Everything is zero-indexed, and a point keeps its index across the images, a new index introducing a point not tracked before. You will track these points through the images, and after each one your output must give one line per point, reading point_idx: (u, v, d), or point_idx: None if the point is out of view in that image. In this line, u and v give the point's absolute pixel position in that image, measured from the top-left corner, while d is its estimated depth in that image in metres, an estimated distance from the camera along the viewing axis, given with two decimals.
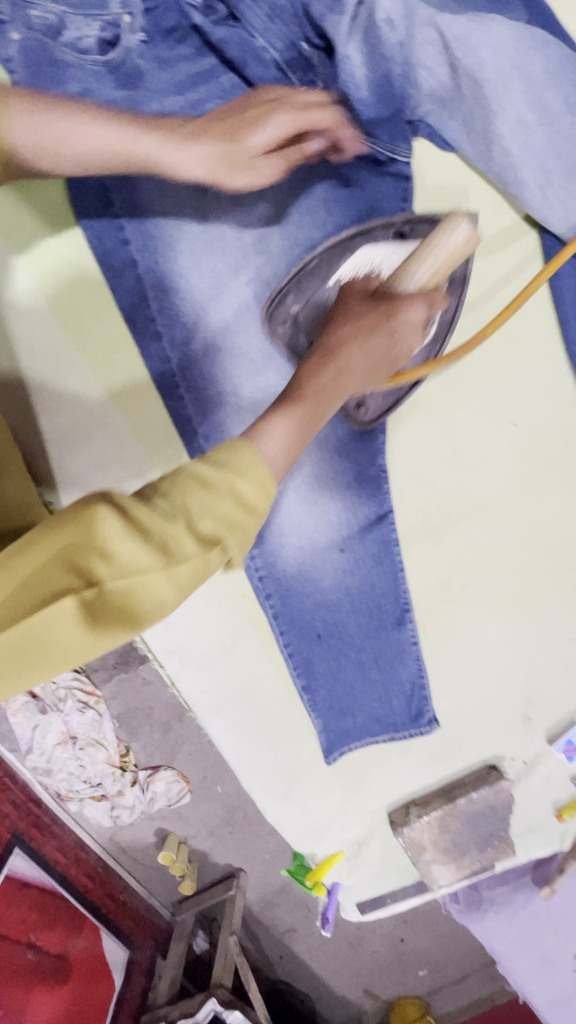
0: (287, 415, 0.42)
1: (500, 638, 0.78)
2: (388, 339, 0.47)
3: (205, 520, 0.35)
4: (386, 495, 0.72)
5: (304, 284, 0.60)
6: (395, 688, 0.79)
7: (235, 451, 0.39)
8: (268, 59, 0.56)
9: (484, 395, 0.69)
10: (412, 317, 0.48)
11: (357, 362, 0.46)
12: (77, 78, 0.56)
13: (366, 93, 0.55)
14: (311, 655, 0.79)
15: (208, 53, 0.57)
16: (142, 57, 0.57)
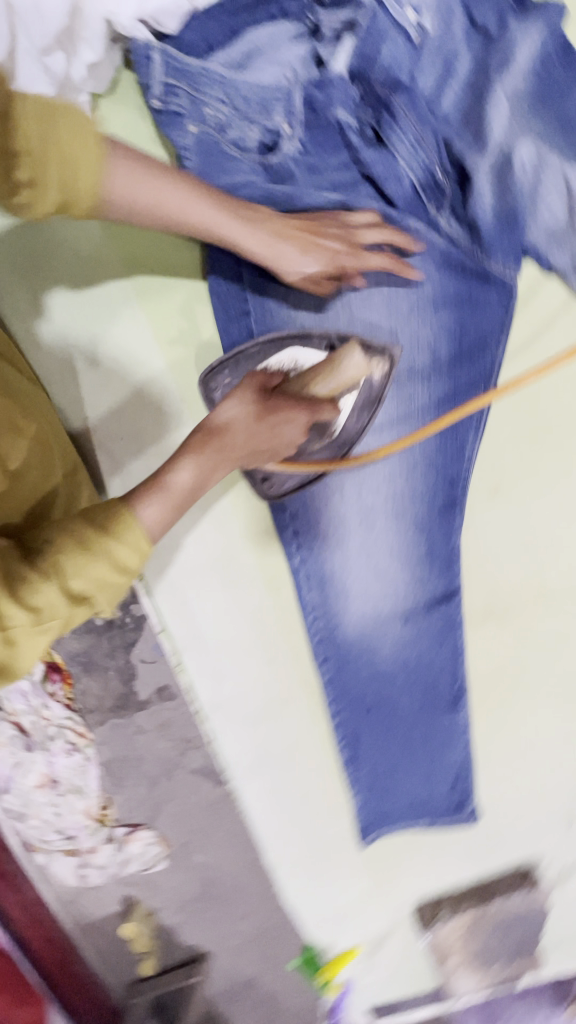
0: (210, 452, 0.55)
1: (553, 732, 0.78)
2: (271, 430, 0.58)
3: (75, 580, 0.48)
4: (456, 573, 0.74)
5: (240, 366, 0.68)
6: (440, 774, 0.79)
7: (115, 516, 0.50)
8: (406, 180, 0.62)
9: (564, 494, 0.71)
10: (294, 419, 0.60)
11: (241, 435, 0.57)
12: (236, 169, 0.63)
13: (490, 220, 0.61)
14: (360, 728, 0.78)
15: (354, 167, 0.63)
16: (295, 163, 0.63)
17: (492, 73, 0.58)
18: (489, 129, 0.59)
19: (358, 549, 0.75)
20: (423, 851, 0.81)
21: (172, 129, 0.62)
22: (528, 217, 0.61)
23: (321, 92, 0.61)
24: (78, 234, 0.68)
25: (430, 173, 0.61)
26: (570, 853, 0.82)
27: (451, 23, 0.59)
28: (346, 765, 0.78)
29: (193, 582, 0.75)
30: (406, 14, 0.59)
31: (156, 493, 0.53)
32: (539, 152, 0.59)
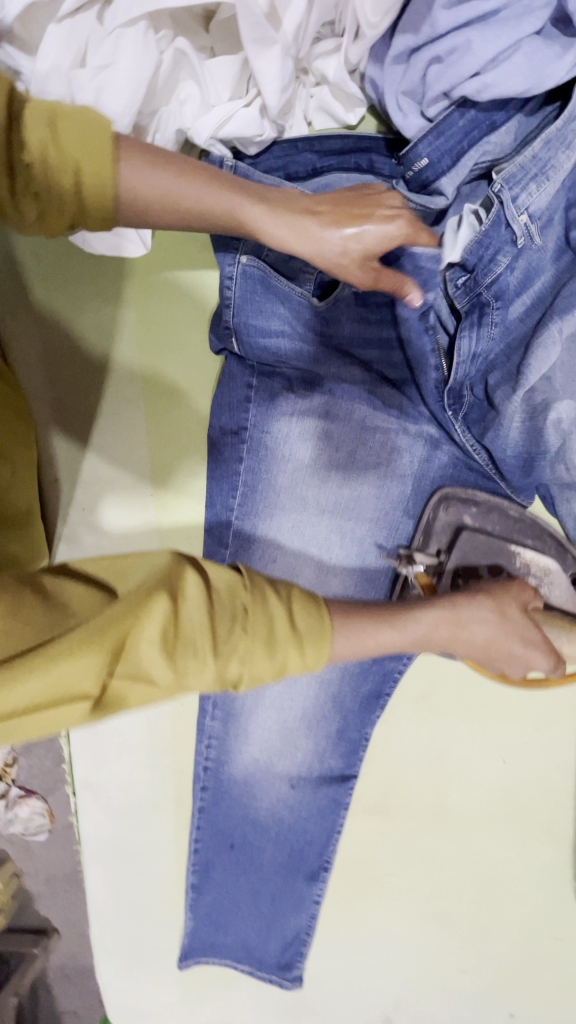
0: (487, 613, 0.55)
1: (401, 936, 0.77)
2: (498, 631, 0.56)
3: (232, 662, 0.44)
4: (357, 761, 0.71)
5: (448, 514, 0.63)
6: (276, 932, 0.78)
7: (303, 617, 0.46)
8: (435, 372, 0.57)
9: (485, 725, 0.70)
10: (542, 654, 0.57)
11: (489, 634, 0.55)
12: (284, 299, 0.60)
13: (510, 454, 0.57)
14: (215, 860, 0.77)
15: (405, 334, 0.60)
16: (345, 307, 0.61)
17: (556, 307, 0.53)
18: (529, 368, 0.54)
19: (269, 698, 0.72)
20: (236, 986, 0.82)
21: (225, 253, 0.60)
22: (544, 463, 0.57)
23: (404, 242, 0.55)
24: (117, 278, 0.70)
25: (460, 384, 0.56)
26: None
27: (546, 234, 0.53)
28: (190, 889, 0.78)
29: None
30: (517, 218, 0.51)
31: (397, 623, 0.52)
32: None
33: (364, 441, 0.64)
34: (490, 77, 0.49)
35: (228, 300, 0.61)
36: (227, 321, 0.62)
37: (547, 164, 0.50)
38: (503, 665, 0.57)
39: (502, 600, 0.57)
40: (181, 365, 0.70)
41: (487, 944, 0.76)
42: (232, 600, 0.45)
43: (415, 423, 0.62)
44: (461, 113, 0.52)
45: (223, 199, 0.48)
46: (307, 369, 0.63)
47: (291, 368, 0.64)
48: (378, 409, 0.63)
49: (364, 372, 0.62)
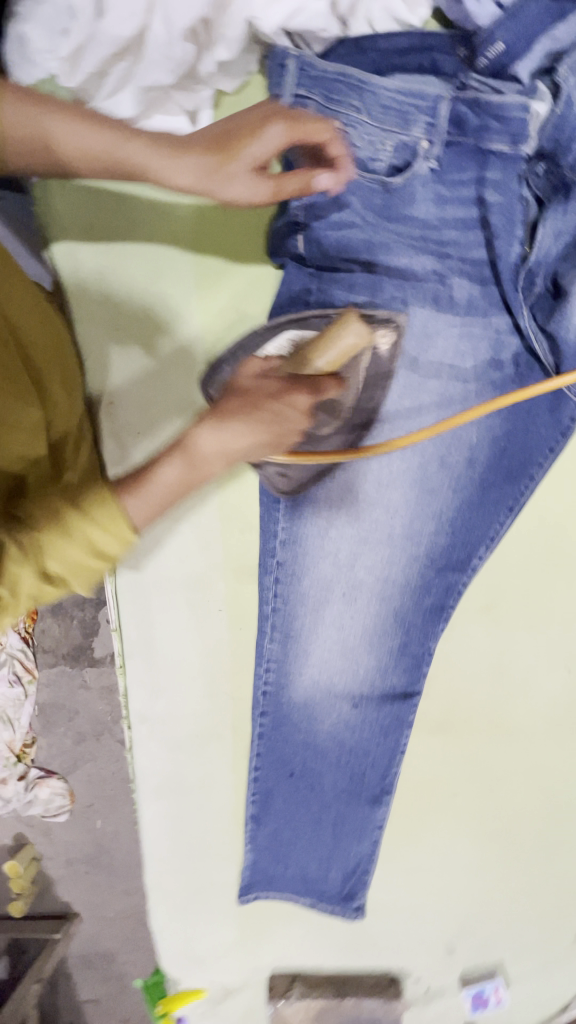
0: (232, 414, 0.49)
1: (464, 858, 0.76)
2: (274, 419, 0.50)
3: (53, 565, 0.46)
4: (421, 677, 0.71)
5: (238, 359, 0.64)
6: (338, 861, 0.77)
7: (103, 500, 0.47)
8: (509, 257, 0.59)
9: (550, 632, 0.69)
10: (303, 394, 0.51)
11: (244, 429, 0.49)
12: (353, 192, 0.60)
13: (572, 340, 0.58)
14: (275, 789, 0.76)
15: (476, 228, 0.60)
16: (423, 189, 0.59)
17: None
18: None
19: (330, 619, 0.71)
20: (295, 923, 0.81)
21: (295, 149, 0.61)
22: None
23: (477, 115, 0.55)
24: (172, 204, 0.70)
25: (534, 265, 0.58)
26: (439, 980, 0.80)
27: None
28: (250, 821, 0.77)
29: (159, 593, 0.75)
30: None
31: (174, 462, 0.49)
32: None
33: (430, 338, 0.63)
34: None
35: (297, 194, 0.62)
36: (297, 217, 0.62)
37: None
38: (292, 438, 0.52)
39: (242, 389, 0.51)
40: (237, 297, 0.71)
41: (553, 863, 0.75)
42: (26, 516, 0.46)
43: (483, 318, 0.62)
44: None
45: (88, 136, 0.52)
46: (372, 268, 0.62)
47: (354, 268, 0.62)
48: (443, 306, 0.62)
49: (430, 267, 0.61)
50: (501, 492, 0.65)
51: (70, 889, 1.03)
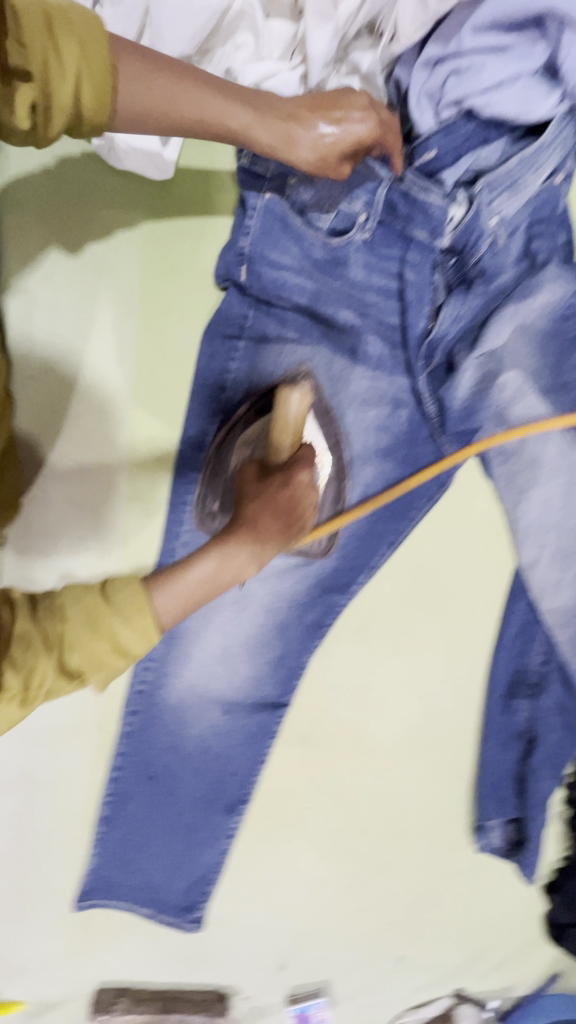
0: (258, 513, 0.58)
1: (306, 872, 0.79)
2: (290, 505, 0.59)
3: (73, 655, 0.51)
4: (290, 691, 0.75)
5: (213, 451, 0.71)
6: (184, 871, 0.78)
7: (135, 601, 0.52)
8: (416, 327, 0.68)
9: (411, 659, 0.76)
10: (305, 476, 0.60)
11: (267, 521, 0.58)
12: (294, 241, 0.67)
13: (458, 407, 0.68)
14: (132, 791, 0.76)
15: (394, 297, 0.68)
16: (354, 253, 0.68)
17: (514, 298, 0.67)
18: (485, 337, 0.67)
19: (215, 625, 0.74)
20: (133, 933, 0.79)
21: (250, 190, 0.67)
22: (489, 422, 0.68)
23: (406, 204, 0.65)
24: (132, 201, 0.74)
25: (434, 339, 0.67)
26: (267, 997, 0.81)
27: (512, 240, 0.66)
28: (103, 821, 0.76)
29: (47, 577, 0.74)
30: (490, 217, 0.64)
31: (198, 562, 0.56)
32: (518, 384, 0.67)
33: (344, 382, 0.71)
34: (493, 97, 0.62)
35: (247, 229, 0.68)
36: (241, 250, 0.68)
37: (519, 180, 0.64)
38: (310, 519, 0.61)
39: (253, 490, 0.60)
40: (178, 283, 0.74)
41: (387, 884, 0.79)
42: (53, 603, 0.52)
43: (388, 376, 0.70)
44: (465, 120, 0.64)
45: (188, 99, 0.56)
46: (303, 311, 0.70)
47: (287, 307, 0.70)
48: (357, 358, 0.70)
49: (351, 320, 0.70)
50: (386, 526, 0.73)
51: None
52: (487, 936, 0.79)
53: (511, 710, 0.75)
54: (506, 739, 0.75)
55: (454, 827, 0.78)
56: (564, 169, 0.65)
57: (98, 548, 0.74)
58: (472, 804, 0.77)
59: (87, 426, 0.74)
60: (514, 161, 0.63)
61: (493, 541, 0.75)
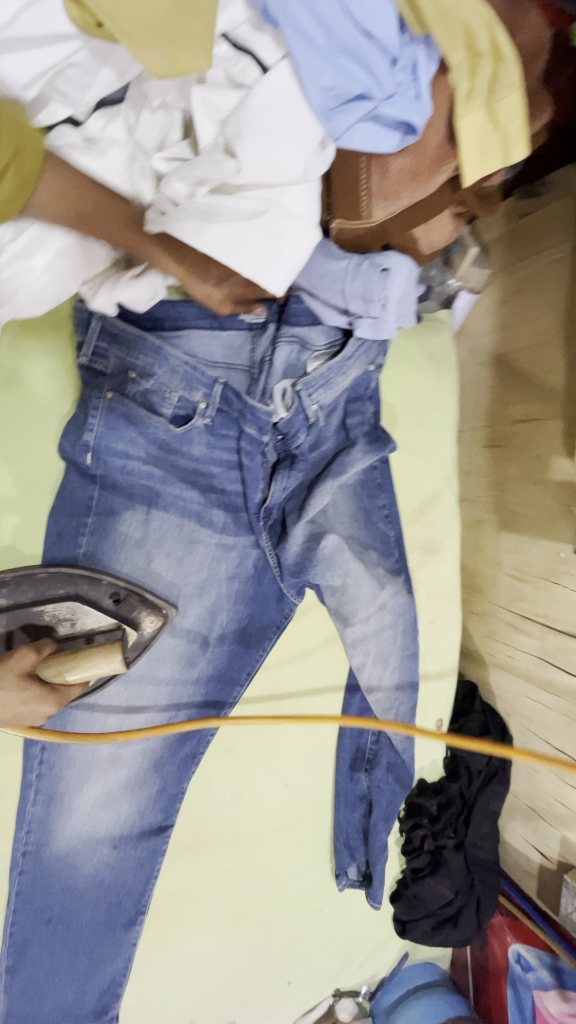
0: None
1: (204, 949, 0.92)
2: (16, 711, 0.64)
3: None
4: (174, 813, 0.84)
5: (18, 586, 0.72)
6: (94, 983, 0.85)
7: None
8: (254, 496, 0.78)
9: (273, 760, 0.90)
10: (42, 707, 0.65)
11: None
12: (137, 432, 0.71)
13: (292, 558, 0.81)
14: (32, 938, 0.80)
15: (235, 471, 0.77)
16: (197, 437, 0.75)
17: (332, 470, 0.78)
18: (311, 503, 0.78)
19: (95, 776, 0.79)
20: None
21: (92, 390, 0.70)
22: (317, 569, 0.81)
23: (240, 402, 0.72)
24: None
25: (269, 505, 0.78)
26: None
27: (332, 417, 0.78)
28: (5, 970, 0.80)
29: None
30: (311, 405, 0.74)
31: None
32: (333, 546, 0.81)
33: (193, 544, 0.78)
34: (316, 303, 0.70)
35: (90, 427, 0.70)
36: (88, 443, 0.70)
37: (331, 381, 0.73)
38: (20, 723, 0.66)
39: (3, 678, 0.64)
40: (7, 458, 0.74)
41: (273, 934, 0.96)
42: None
43: (234, 538, 0.80)
44: (298, 300, 0.73)
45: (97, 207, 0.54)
46: (150, 489, 0.75)
47: (133, 484, 0.74)
48: (204, 523, 0.78)
49: (196, 492, 0.77)
50: (242, 658, 0.84)
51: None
52: (353, 942, 1.01)
53: (355, 779, 0.93)
54: (354, 800, 0.93)
55: (320, 874, 0.96)
56: (374, 364, 0.76)
57: None
58: (332, 854, 0.96)
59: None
60: (327, 366, 0.72)
61: (332, 648, 0.91)
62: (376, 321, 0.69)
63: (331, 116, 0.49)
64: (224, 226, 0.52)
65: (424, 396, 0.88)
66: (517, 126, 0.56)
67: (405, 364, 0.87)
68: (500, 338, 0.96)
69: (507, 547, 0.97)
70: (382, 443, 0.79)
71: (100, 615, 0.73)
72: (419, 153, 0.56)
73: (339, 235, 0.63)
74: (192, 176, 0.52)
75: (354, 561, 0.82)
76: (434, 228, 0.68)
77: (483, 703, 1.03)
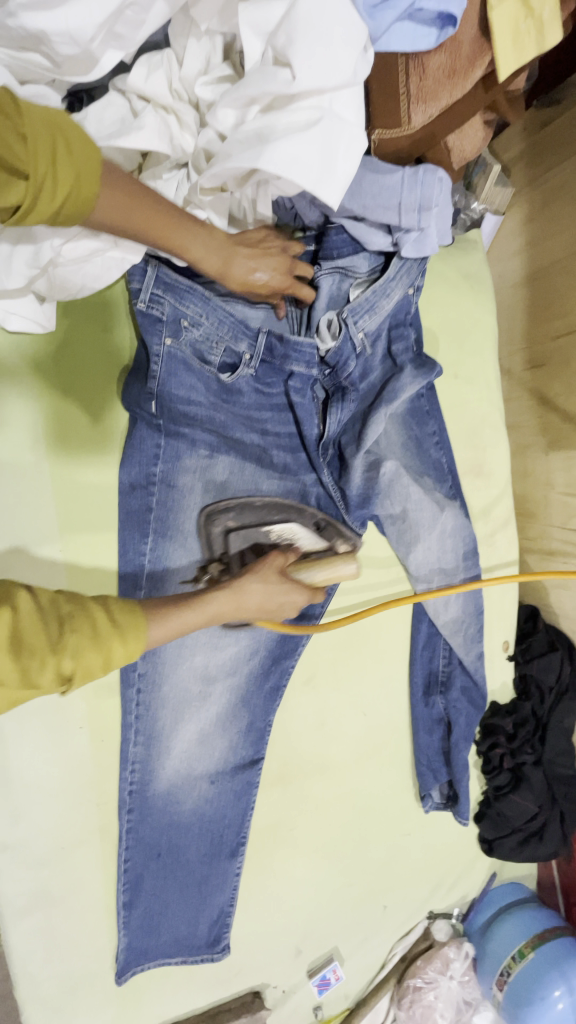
0: (255, 587, 0.67)
1: (302, 877, 0.96)
2: (281, 603, 0.69)
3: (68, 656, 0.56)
4: (264, 745, 0.88)
5: (243, 512, 0.77)
6: (204, 914, 0.90)
7: (124, 619, 0.60)
8: (309, 432, 0.80)
9: (350, 690, 0.93)
10: (297, 599, 0.70)
11: (260, 599, 0.68)
12: (195, 380, 0.73)
13: (355, 490, 0.82)
14: (144, 872, 0.85)
15: (287, 412, 0.80)
16: (245, 383, 0.76)
17: (384, 398, 0.79)
18: (368, 433, 0.79)
19: (189, 715, 0.83)
20: (170, 979, 0.91)
21: (152, 337, 0.70)
22: (378, 499, 0.84)
23: (282, 346, 0.74)
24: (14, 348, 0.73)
25: (327, 440, 0.80)
26: (292, 979, 0.97)
27: (376, 346, 0.79)
28: (122, 907, 0.84)
29: (13, 724, 0.77)
30: (358, 334, 0.74)
31: (204, 602, 0.65)
32: (394, 472, 0.82)
33: (254, 493, 0.78)
34: (358, 229, 0.71)
35: (154, 374, 0.71)
36: (152, 391, 0.71)
37: (375, 305, 0.73)
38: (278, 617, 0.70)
39: (266, 573, 0.69)
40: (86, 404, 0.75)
41: (365, 860, 0.99)
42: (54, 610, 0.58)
43: (294, 478, 0.81)
44: (338, 231, 0.73)
45: (151, 217, 0.56)
46: (213, 435, 0.76)
47: (195, 432, 0.74)
48: (265, 465, 0.79)
49: (254, 433, 0.79)
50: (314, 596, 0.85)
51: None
52: (441, 864, 1.05)
53: (430, 703, 0.96)
54: (431, 724, 0.97)
55: (404, 799, 1.00)
56: (414, 285, 0.76)
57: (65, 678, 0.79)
58: (415, 777, 1.00)
59: (21, 552, 0.73)
60: (370, 291, 0.72)
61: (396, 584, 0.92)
62: (418, 237, 0.70)
63: (375, 12, 0.54)
64: (282, 141, 0.53)
65: (462, 319, 0.89)
66: (550, 9, 0.57)
67: (442, 287, 0.88)
68: (529, 257, 0.96)
69: (558, 465, 0.97)
70: (427, 367, 0.80)
71: (309, 535, 0.78)
72: (455, 48, 0.59)
73: (380, 148, 0.64)
74: (243, 96, 0.54)
75: (416, 487, 0.84)
76: (467, 138, 0.68)
77: (546, 624, 1.03)
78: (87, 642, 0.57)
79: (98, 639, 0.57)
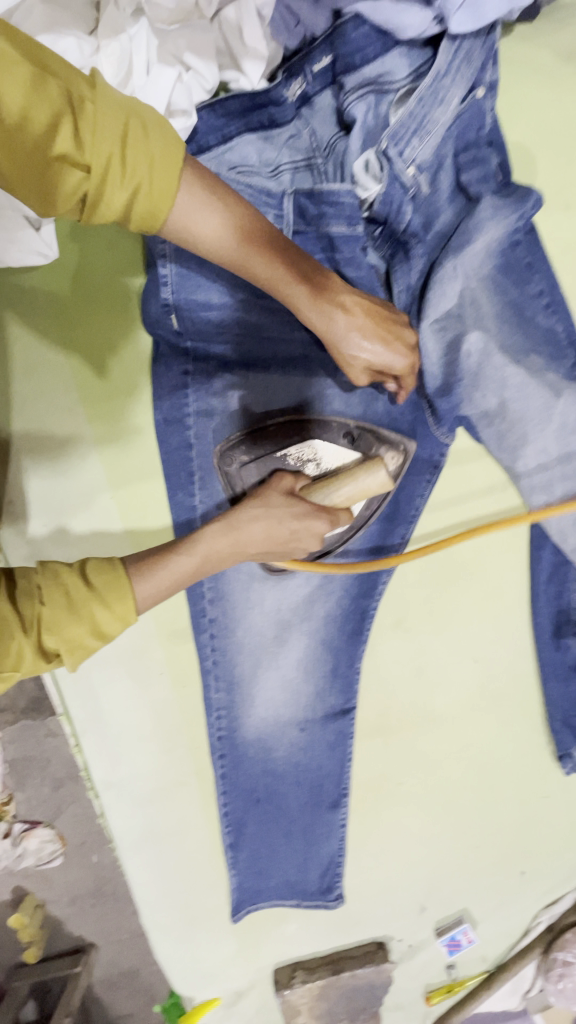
0: (259, 520, 0.58)
1: (418, 835, 0.87)
2: (293, 535, 0.58)
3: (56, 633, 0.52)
4: (353, 692, 0.79)
5: (256, 444, 0.67)
6: (314, 860, 0.85)
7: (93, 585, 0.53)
8: None
9: (454, 631, 0.79)
10: (318, 527, 0.59)
11: (261, 533, 0.58)
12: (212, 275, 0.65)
13: (434, 375, 0.65)
14: (246, 816, 0.82)
15: None
16: None
17: (453, 244, 0.62)
18: (435, 297, 0.62)
19: (269, 660, 0.77)
20: (287, 919, 0.90)
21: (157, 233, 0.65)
22: (463, 392, 0.66)
23: (315, 203, 0.60)
24: (40, 298, 0.72)
25: None
26: (418, 934, 0.91)
27: (439, 179, 0.62)
28: (228, 846, 0.83)
29: (99, 667, 0.79)
30: (407, 168, 0.60)
31: (182, 550, 0.57)
32: (483, 347, 0.64)
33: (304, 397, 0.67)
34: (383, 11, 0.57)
35: (165, 279, 0.66)
36: (167, 299, 0.66)
37: (425, 120, 0.58)
38: (294, 550, 0.59)
39: (271, 502, 0.59)
40: (106, 336, 0.72)
41: (495, 820, 0.86)
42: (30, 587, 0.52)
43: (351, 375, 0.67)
44: (356, 26, 0.59)
45: (226, 238, 0.50)
46: (247, 336, 0.67)
47: (226, 335, 0.67)
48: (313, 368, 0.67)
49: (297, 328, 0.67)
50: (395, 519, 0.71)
51: (83, 925, 0.91)
52: None
53: (562, 645, 0.77)
54: (566, 671, 0.78)
55: (537, 756, 0.84)
56: (481, 83, 0.60)
57: (138, 624, 0.78)
58: (549, 734, 0.82)
59: (68, 499, 0.73)
60: (416, 101, 0.58)
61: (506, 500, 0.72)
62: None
63: None
64: None
65: (550, 138, 0.69)
66: None
67: (523, 102, 0.68)
68: None
69: None
70: (513, 194, 0.62)
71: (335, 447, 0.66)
72: None
73: None
74: None
75: (512, 366, 0.65)
76: None
77: None
78: (64, 613, 0.51)
79: (75, 607, 0.52)
